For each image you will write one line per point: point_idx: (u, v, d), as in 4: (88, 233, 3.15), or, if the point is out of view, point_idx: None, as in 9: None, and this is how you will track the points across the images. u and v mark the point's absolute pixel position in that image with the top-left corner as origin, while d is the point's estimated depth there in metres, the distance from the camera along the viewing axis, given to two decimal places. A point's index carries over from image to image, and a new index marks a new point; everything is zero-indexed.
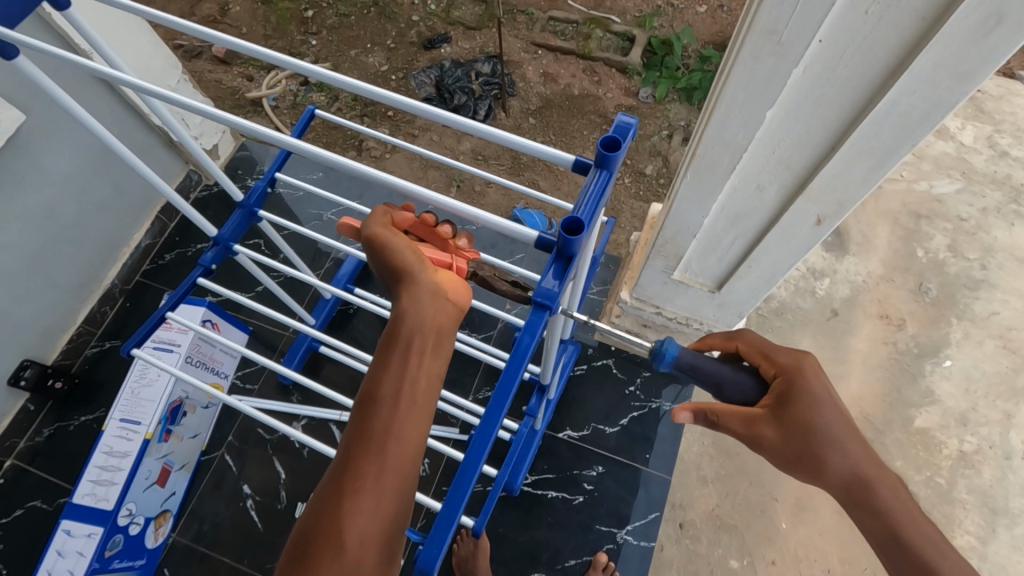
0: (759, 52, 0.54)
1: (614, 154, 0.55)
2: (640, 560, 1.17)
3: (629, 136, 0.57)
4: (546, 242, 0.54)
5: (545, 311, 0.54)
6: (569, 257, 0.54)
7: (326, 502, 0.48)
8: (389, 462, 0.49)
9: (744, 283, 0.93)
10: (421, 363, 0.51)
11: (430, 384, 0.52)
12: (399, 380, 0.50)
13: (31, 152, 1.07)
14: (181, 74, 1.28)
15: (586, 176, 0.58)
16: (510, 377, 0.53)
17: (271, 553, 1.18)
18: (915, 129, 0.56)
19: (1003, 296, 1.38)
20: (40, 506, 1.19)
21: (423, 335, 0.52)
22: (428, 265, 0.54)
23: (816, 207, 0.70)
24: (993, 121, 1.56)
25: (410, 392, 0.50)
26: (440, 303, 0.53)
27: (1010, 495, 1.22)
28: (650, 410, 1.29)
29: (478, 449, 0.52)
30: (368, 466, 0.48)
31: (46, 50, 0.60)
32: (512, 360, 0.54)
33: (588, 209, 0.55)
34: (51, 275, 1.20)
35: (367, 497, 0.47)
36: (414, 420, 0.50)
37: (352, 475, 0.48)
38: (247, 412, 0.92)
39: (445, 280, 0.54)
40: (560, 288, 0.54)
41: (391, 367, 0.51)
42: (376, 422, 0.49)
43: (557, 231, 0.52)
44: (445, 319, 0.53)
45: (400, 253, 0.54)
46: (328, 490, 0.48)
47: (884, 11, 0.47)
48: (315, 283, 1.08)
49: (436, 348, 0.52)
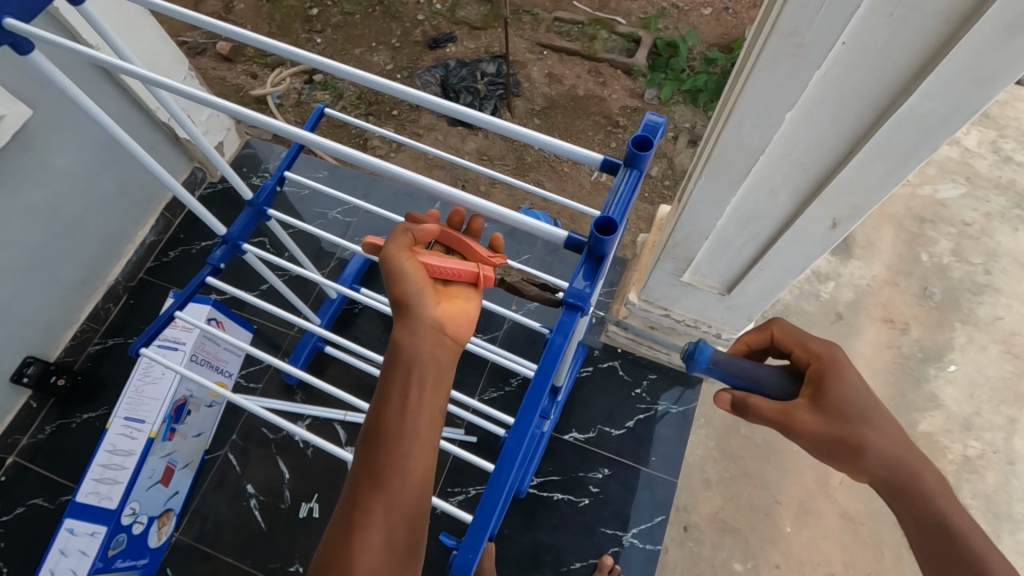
0: (779, 55, 0.54)
1: (644, 154, 0.55)
2: (644, 563, 1.17)
3: (658, 135, 0.56)
4: (576, 242, 0.56)
5: (576, 312, 0.55)
6: (600, 258, 0.55)
7: (336, 537, 0.49)
8: (396, 493, 0.49)
9: (754, 286, 0.93)
10: (422, 393, 0.51)
11: (433, 412, 0.52)
12: (399, 411, 0.51)
13: (37, 147, 1.07)
14: (187, 70, 1.28)
15: (614, 177, 0.58)
16: (542, 381, 0.54)
17: (274, 554, 1.17)
18: (934, 133, 0.56)
19: (1007, 301, 1.39)
20: (42, 504, 1.19)
21: (422, 365, 0.52)
22: (429, 297, 0.54)
23: (831, 211, 0.70)
24: (997, 126, 1.56)
25: (412, 422, 0.50)
26: (439, 335, 0.54)
27: (1014, 500, 1.23)
28: (655, 412, 1.29)
29: (512, 452, 0.52)
30: (375, 498, 0.49)
31: (62, 44, 0.60)
32: (542, 366, 0.54)
33: (619, 209, 0.56)
34: (55, 271, 1.20)
35: (377, 530, 0.48)
36: (419, 449, 0.50)
37: (359, 510, 0.49)
38: (254, 411, 0.92)
39: (447, 313, 0.55)
40: (591, 288, 0.55)
41: (391, 398, 0.51)
42: (381, 454, 0.50)
43: (590, 231, 0.53)
44: (444, 351, 0.54)
45: (404, 283, 0.53)
46: (338, 524, 0.49)
47: (908, 13, 0.47)
48: (322, 282, 1.07)
49: (438, 375, 0.53)
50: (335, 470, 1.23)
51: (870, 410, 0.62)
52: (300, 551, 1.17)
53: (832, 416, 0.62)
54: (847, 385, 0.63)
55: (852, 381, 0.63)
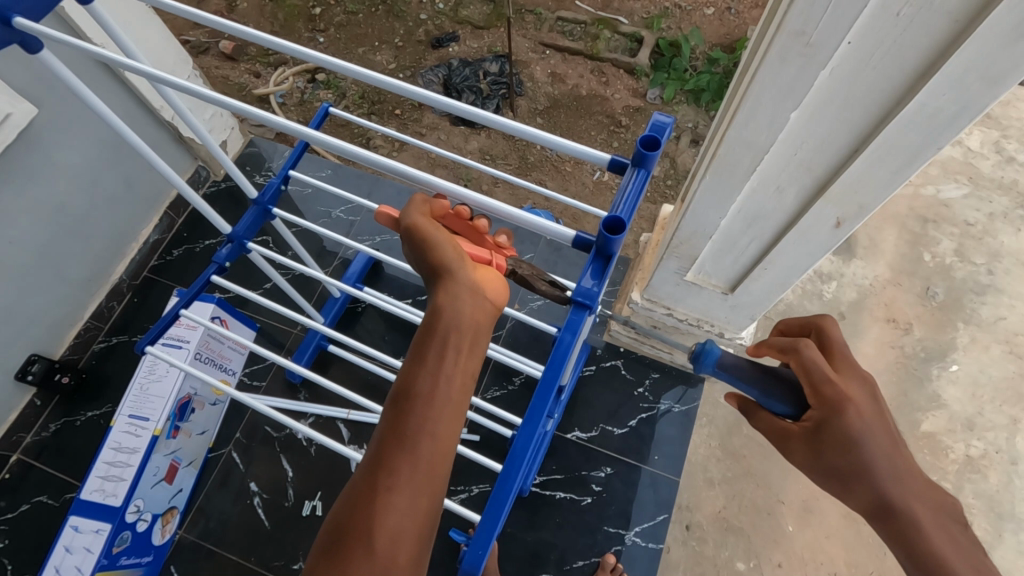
0: (787, 53, 0.54)
1: (652, 154, 0.56)
2: (647, 561, 1.17)
3: (666, 135, 0.56)
4: (584, 242, 0.57)
5: (585, 310, 0.57)
6: (608, 257, 0.56)
7: (359, 497, 0.48)
8: (423, 459, 0.48)
9: (758, 285, 0.93)
10: (458, 359, 0.51)
11: (465, 383, 0.52)
12: (434, 376, 0.50)
13: (42, 145, 1.07)
14: (192, 68, 1.28)
15: (622, 176, 0.59)
16: (549, 381, 0.54)
17: (278, 551, 1.17)
18: (941, 132, 0.56)
19: (1010, 301, 1.39)
20: (47, 501, 1.19)
21: (460, 332, 0.52)
22: (466, 262, 0.54)
23: (836, 210, 0.70)
24: (1000, 126, 1.56)
25: (446, 388, 0.50)
26: (478, 303, 0.53)
27: (1016, 500, 1.22)
28: (657, 411, 1.29)
29: (522, 448, 0.53)
30: (402, 462, 0.48)
31: (72, 44, 0.61)
32: (551, 365, 0.55)
33: (626, 208, 0.56)
34: (60, 269, 1.20)
35: (402, 495, 0.47)
36: (449, 417, 0.50)
37: (385, 470, 0.48)
38: (259, 409, 0.92)
39: (483, 280, 0.55)
40: (598, 287, 0.56)
41: (426, 361, 0.51)
42: (412, 418, 0.49)
43: (598, 231, 0.54)
44: (482, 317, 0.53)
45: (442, 248, 0.54)
46: (360, 485, 0.48)
47: (916, 13, 0.47)
48: (326, 281, 1.07)
49: (472, 346, 0.52)
50: (339, 468, 1.23)
51: (873, 465, 0.58)
52: (303, 548, 1.17)
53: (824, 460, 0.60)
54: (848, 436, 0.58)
55: (852, 434, 0.58)
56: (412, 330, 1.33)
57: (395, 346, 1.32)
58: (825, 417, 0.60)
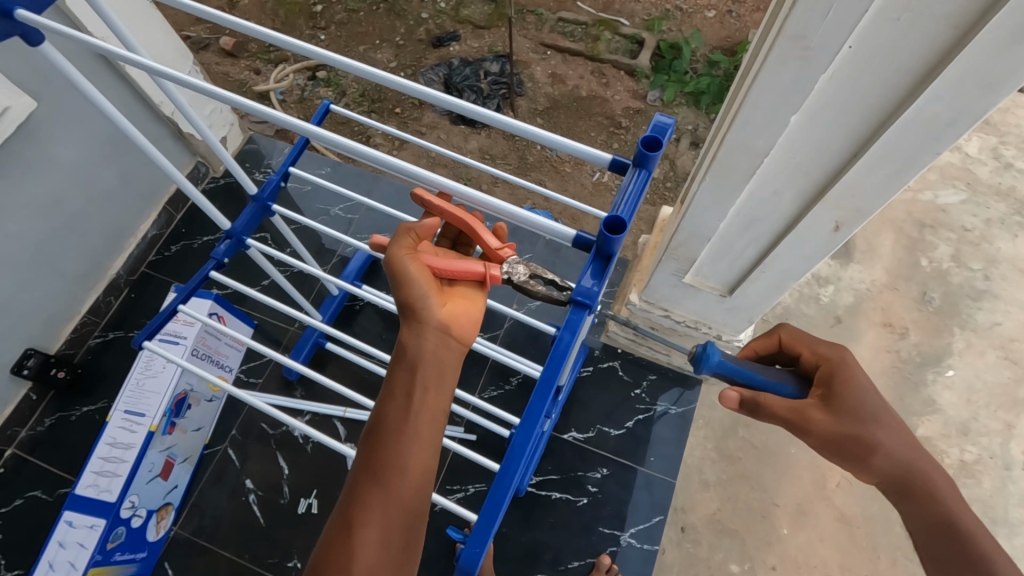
0: (786, 57, 0.54)
1: (653, 154, 0.57)
2: (642, 562, 1.17)
3: (667, 136, 0.57)
4: (584, 241, 0.58)
5: (585, 310, 0.57)
6: (608, 257, 0.57)
7: (338, 527, 0.54)
8: (393, 492, 0.54)
9: (755, 288, 0.93)
10: (425, 396, 0.55)
11: (435, 417, 0.56)
12: (402, 414, 0.55)
13: (40, 140, 1.07)
14: (192, 65, 1.28)
15: (623, 176, 0.59)
16: (548, 381, 0.55)
17: (272, 549, 1.17)
18: (938, 138, 0.56)
19: (1006, 307, 1.39)
20: (40, 496, 1.19)
21: (426, 371, 0.56)
22: (433, 301, 0.56)
23: (834, 214, 0.70)
24: (998, 133, 1.56)
25: (413, 425, 0.55)
26: (445, 340, 0.57)
27: (1010, 505, 1.23)
28: (654, 414, 1.29)
29: (519, 449, 0.54)
30: (374, 495, 0.54)
31: (68, 33, 0.60)
32: (551, 364, 0.56)
33: (627, 208, 0.57)
34: (56, 264, 1.20)
35: (373, 525, 0.53)
36: (416, 452, 0.54)
37: (360, 502, 0.54)
38: (255, 404, 0.91)
39: (454, 315, 0.57)
40: (598, 287, 0.57)
41: (396, 399, 0.56)
42: (384, 453, 0.54)
43: (599, 231, 0.55)
44: (447, 354, 0.57)
45: (407, 290, 0.56)
46: (341, 515, 0.55)
47: (915, 19, 0.47)
48: (323, 277, 1.07)
49: (439, 382, 0.56)
50: (335, 466, 1.23)
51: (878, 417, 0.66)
52: (299, 546, 1.17)
53: (842, 416, 0.66)
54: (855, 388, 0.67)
55: (861, 384, 0.67)
56: None
57: (392, 345, 1.32)
58: (837, 371, 0.68)
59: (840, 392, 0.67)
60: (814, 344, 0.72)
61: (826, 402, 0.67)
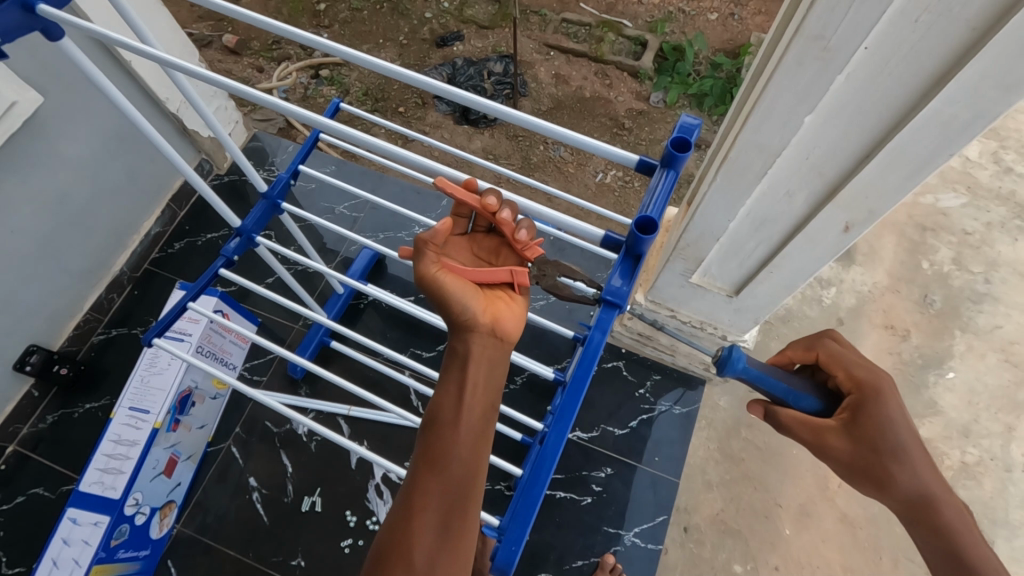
0: (804, 57, 0.54)
1: (681, 155, 0.57)
2: (646, 562, 1.17)
3: (694, 136, 0.58)
4: (612, 241, 0.63)
5: (615, 309, 0.62)
6: (637, 257, 0.61)
7: (397, 520, 0.54)
8: (451, 481, 0.54)
9: (763, 289, 0.94)
10: (476, 389, 0.57)
11: (486, 411, 0.57)
12: (456, 407, 0.56)
13: (46, 135, 1.06)
14: (198, 61, 1.27)
15: (650, 177, 0.60)
16: (582, 374, 0.61)
17: (277, 547, 1.17)
18: (952, 139, 0.57)
19: (1006, 310, 1.40)
20: (43, 493, 1.18)
21: (477, 367, 0.57)
22: (478, 304, 0.58)
23: (846, 215, 0.71)
24: (999, 137, 1.57)
25: (468, 416, 0.56)
26: (492, 339, 0.58)
27: (1011, 506, 1.24)
28: (657, 413, 1.29)
29: (552, 450, 0.58)
30: (431, 485, 0.54)
31: (86, 28, 0.61)
32: (582, 359, 0.62)
33: (657, 208, 0.59)
34: (60, 260, 1.19)
35: (432, 514, 0.54)
36: (471, 442, 0.56)
37: (417, 493, 0.55)
38: (264, 402, 0.91)
39: (498, 314, 0.59)
40: (626, 286, 0.61)
41: (449, 394, 0.57)
42: (440, 445, 0.55)
43: (630, 231, 0.58)
44: (496, 349, 0.59)
45: (452, 295, 0.58)
46: (399, 509, 0.55)
47: (934, 20, 0.47)
48: (331, 275, 1.06)
49: (491, 375, 0.58)
50: (339, 465, 1.23)
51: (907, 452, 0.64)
52: (302, 544, 1.17)
53: (863, 446, 0.64)
54: (885, 421, 0.63)
55: (894, 422, 0.63)
56: (414, 328, 1.33)
57: (397, 343, 1.32)
58: (869, 405, 0.64)
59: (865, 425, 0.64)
60: (852, 365, 0.67)
61: (849, 429, 0.65)
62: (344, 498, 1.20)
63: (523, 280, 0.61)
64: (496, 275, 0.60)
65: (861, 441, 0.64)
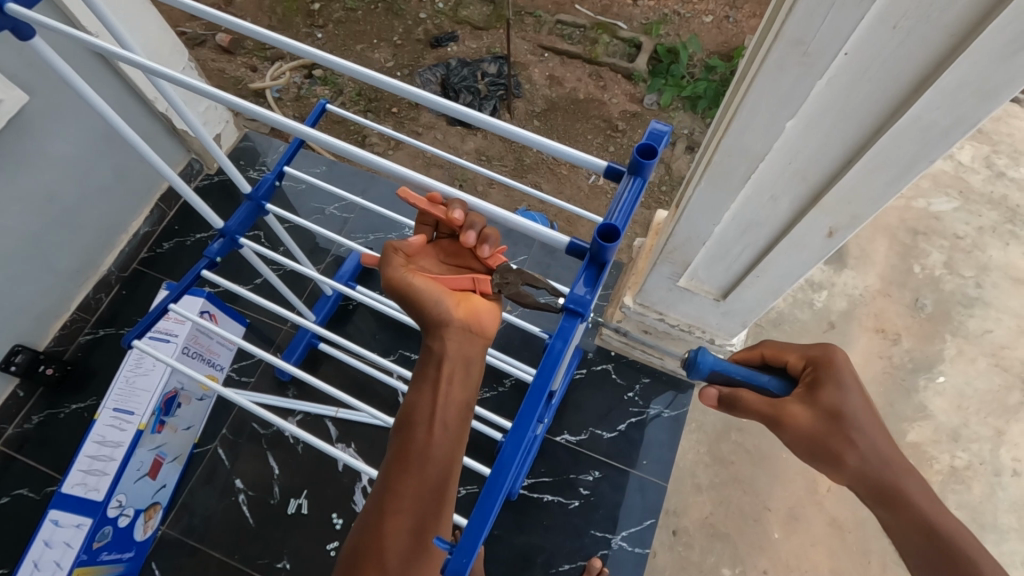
0: (784, 62, 0.54)
1: (648, 162, 0.57)
2: (633, 565, 1.17)
3: (663, 143, 0.58)
4: (576, 249, 0.61)
5: (576, 317, 0.61)
6: (601, 265, 0.60)
7: (370, 520, 0.54)
8: (425, 481, 0.54)
9: (750, 293, 0.94)
10: (451, 389, 0.57)
11: (463, 409, 0.57)
12: (431, 407, 0.56)
13: (32, 134, 1.06)
14: (187, 60, 1.26)
15: (618, 183, 0.61)
16: (542, 383, 0.57)
17: (262, 550, 1.16)
18: (934, 145, 0.57)
19: (997, 314, 1.40)
20: (27, 494, 1.17)
21: (452, 366, 0.58)
22: (448, 303, 0.59)
23: (830, 220, 0.71)
24: (991, 141, 1.58)
25: (443, 416, 0.56)
26: (467, 336, 0.59)
27: (999, 511, 1.23)
28: (647, 416, 1.29)
29: (512, 450, 0.53)
30: (405, 487, 0.54)
31: (65, 32, 0.60)
32: (544, 365, 0.58)
33: (621, 216, 0.59)
34: (46, 260, 1.18)
35: (405, 514, 0.53)
36: (446, 441, 0.55)
37: (391, 494, 0.54)
38: (244, 405, 0.89)
39: (469, 313, 0.59)
40: (590, 294, 0.61)
41: (424, 394, 0.57)
42: (414, 446, 0.55)
43: (591, 239, 0.57)
44: (472, 348, 0.59)
45: (421, 296, 0.59)
46: (372, 510, 0.55)
47: (913, 27, 0.47)
48: (317, 277, 1.05)
49: (466, 374, 0.58)
50: (325, 467, 1.22)
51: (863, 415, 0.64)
52: (288, 546, 1.16)
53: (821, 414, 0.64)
54: (837, 386, 0.64)
55: (848, 385, 0.64)
56: (402, 330, 1.33)
57: (385, 345, 1.31)
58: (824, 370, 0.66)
59: (822, 391, 0.65)
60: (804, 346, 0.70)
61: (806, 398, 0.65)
62: (331, 500, 1.19)
63: (487, 288, 0.61)
64: (460, 280, 0.60)
65: (820, 410, 0.64)
